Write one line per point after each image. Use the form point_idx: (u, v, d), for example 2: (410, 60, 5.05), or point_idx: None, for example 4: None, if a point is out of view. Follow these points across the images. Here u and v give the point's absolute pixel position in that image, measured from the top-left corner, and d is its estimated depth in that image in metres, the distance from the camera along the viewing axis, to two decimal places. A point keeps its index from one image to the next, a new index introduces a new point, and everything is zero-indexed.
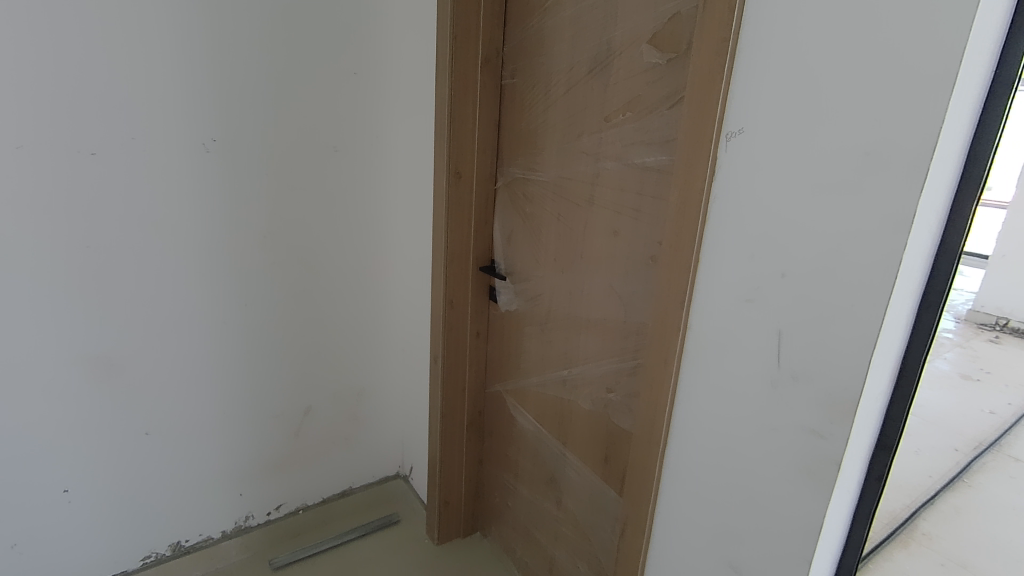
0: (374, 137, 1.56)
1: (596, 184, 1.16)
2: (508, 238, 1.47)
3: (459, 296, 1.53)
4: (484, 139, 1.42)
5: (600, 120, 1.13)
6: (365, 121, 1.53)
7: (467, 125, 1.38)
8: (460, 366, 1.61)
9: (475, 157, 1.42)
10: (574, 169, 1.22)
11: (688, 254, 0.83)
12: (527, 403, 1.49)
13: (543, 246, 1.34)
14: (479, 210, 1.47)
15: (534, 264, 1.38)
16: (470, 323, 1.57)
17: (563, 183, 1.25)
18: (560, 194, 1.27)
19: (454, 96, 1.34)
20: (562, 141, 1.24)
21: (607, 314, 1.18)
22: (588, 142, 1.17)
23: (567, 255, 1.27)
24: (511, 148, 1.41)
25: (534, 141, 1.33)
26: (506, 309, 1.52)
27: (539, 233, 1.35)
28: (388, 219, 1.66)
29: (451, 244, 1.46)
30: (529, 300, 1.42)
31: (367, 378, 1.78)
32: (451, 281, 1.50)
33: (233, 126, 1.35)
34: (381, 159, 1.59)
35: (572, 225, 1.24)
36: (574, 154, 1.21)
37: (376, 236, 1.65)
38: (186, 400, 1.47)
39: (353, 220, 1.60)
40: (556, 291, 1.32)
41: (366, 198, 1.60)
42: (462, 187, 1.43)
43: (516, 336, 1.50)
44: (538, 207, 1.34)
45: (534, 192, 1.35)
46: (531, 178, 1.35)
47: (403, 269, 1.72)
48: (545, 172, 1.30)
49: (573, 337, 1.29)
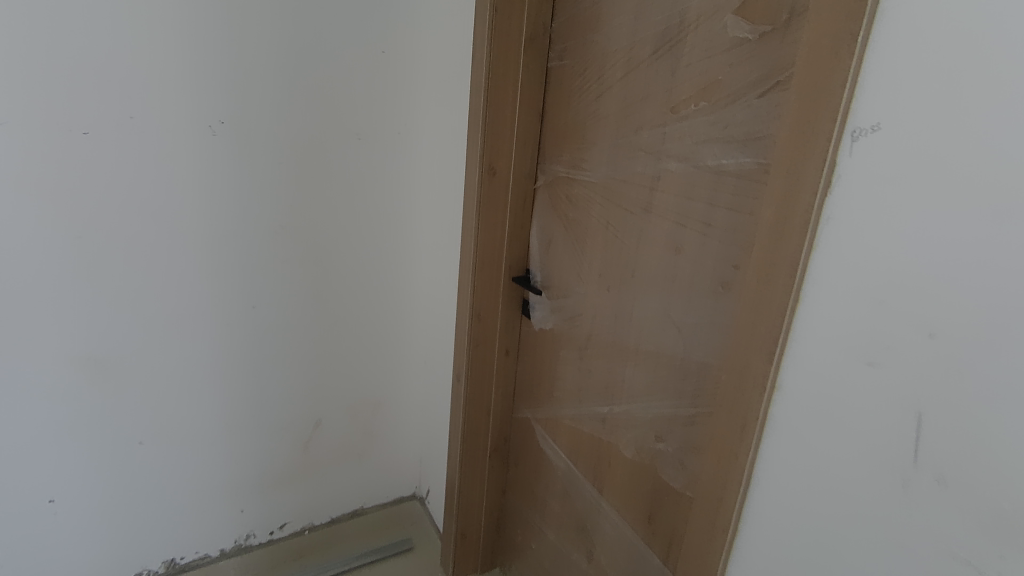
0: (401, 126, 1.39)
1: (655, 190, 0.95)
2: (546, 247, 1.27)
3: (488, 310, 1.35)
4: (524, 130, 1.23)
5: (665, 111, 0.92)
6: (391, 108, 1.37)
7: (505, 114, 1.20)
8: (485, 386, 1.43)
9: (513, 152, 1.23)
10: (628, 171, 1.01)
11: (779, 290, 0.62)
12: (558, 437, 1.30)
13: (588, 261, 1.14)
14: (513, 213, 1.29)
15: (574, 279, 1.18)
16: (499, 338, 1.39)
17: (614, 187, 1.05)
18: (609, 199, 1.07)
19: (492, 80, 1.16)
20: (616, 135, 1.03)
21: (660, 349, 0.98)
22: (648, 138, 0.96)
23: (614, 272, 1.07)
24: (554, 144, 1.22)
25: (583, 136, 1.13)
26: (540, 327, 1.32)
27: (582, 245, 1.15)
28: (414, 218, 1.50)
29: (481, 249, 1.28)
30: (567, 321, 1.22)
31: (384, 390, 1.63)
32: (479, 291, 1.32)
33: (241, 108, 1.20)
34: (408, 150, 1.42)
35: (623, 238, 1.04)
36: (630, 153, 1.00)
37: (399, 237, 1.49)
38: (185, 407, 1.35)
39: (376, 219, 1.44)
40: (599, 314, 1.12)
41: (389, 192, 1.43)
42: (496, 185, 1.24)
43: (549, 360, 1.31)
44: (582, 214, 1.14)
45: (579, 194, 1.15)
46: (576, 179, 1.15)
47: (428, 274, 1.55)
48: (593, 172, 1.10)
49: (617, 372, 1.09)
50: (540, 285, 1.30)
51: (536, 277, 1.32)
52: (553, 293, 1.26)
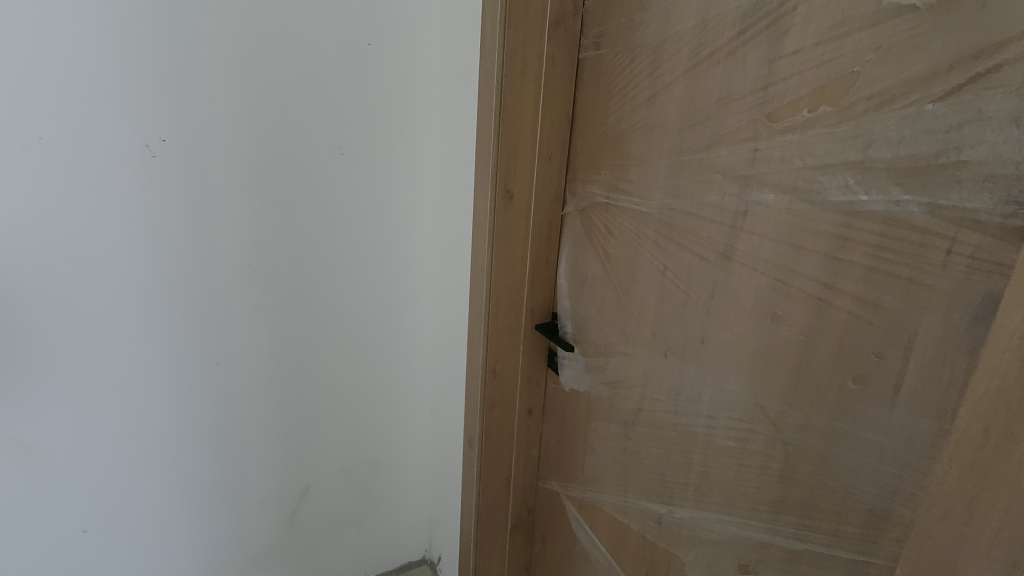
0: (394, 136, 1.13)
1: (733, 231, 0.69)
2: (578, 289, 1.01)
3: (505, 364, 1.09)
4: (548, 141, 0.96)
5: (754, 121, 0.64)
6: (381, 114, 1.11)
7: (523, 122, 0.93)
8: (504, 453, 1.17)
9: (534, 170, 0.97)
10: (693, 202, 0.74)
11: (1021, 459, 0.35)
12: (597, 526, 1.04)
13: (635, 314, 0.87)
14: (535, 247, 1.02)
15: (616, 335, 0.92)
16: (520, 397, 1.13)
17: (672, 223, 0.78)
18: (663, 237, 0.80)
19: (505, 78, 0.89)
20: (674, 151, 0.76)
21: (744, 449, 0.71)
22: (724, 157, 0.69)
23: (673, 335, 0.80)
24: (587, 160, 0.94)
25: (626, 151, 0.85)
26: (571, 387, 1.06)
27: (627, 292, 0.88)
28: (414, 245, 1.24)
29: (495, 291, 1.02)
30: (608, 388, 0.95)
31: (386, 445, 1.39)
32: (494, 342, 1.06)
33: (189, 122, 0.96)
34: (403, 165, 1.16)
35: (686, 291, 0.77)
36: (696, 176, 0.73)
37: (395, 268, 1.24)
38: (138, 482, 1.12)
39: (367, 249, 1.19)
40: (652, 386, 0.86)
41: (384, 217, 1.19)
42: (513, 212, 0.98)
43: (583, 431, 1.04)
44: (626, 253, 0.87)
45: (624, 225, 0.87)
46: (617, 206, 0.88)
47: (434, 309, 1.31)
48: (641, 200, 0.83)
49: (677, 465, 0.83)
50: (572, 336, 1.03)
51: (565, 326, 1.05)
52: (588, 350, 0.99)
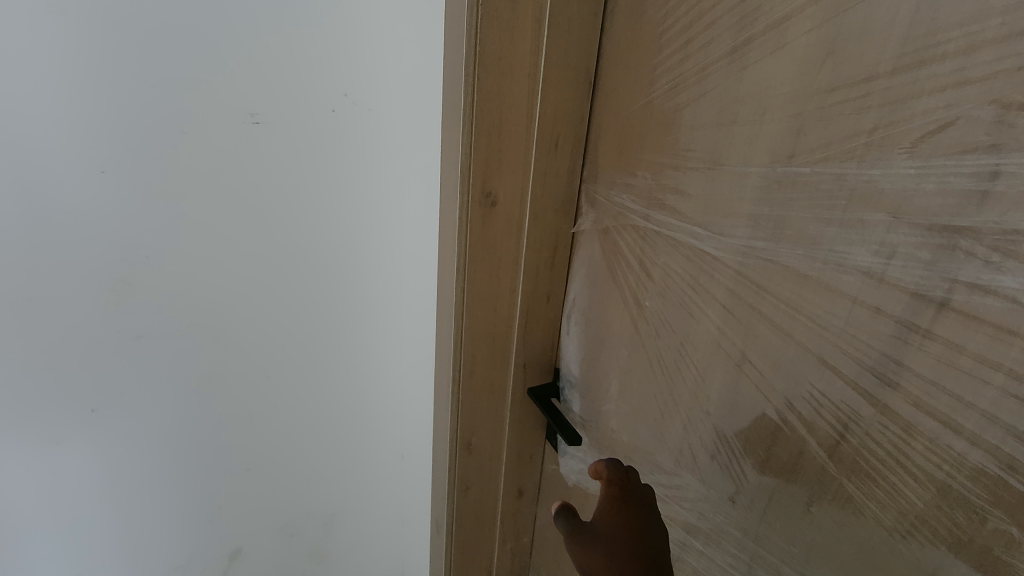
0: (335, 100, 0.78)
1: (906, 332, 0.34)
2: (593, 347, 0.66)
3: (484, 434, 0.77)
4: (554, 118, 0.60)
5: (991, 109, 0.28)
6: (316, 67, 0.76)
7: (513, 84, 0.58)
8: (483, 543, 0.87)
9: (531, 162, 0.62)
10: (809, 255, 0.38)
11: None
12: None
13: (684, 418, 0.53)
14: (530, 279, 0.68)
15: (649, 436, 0.58)
16: (505, 476, 0.81)
17: (762, 284, 0.43)
18: (738, 304, 0.45)
19: (484, 9, 0.54)
20: (775, 153, 0.40)
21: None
22: (895, 182, 0.33)
23: (747, 474, 0.46)
24: (614, 152, 0.59)
25: (682, 144, 0.50)
26: (574, 482, 0.73)
27: (671, 378, 0.54)
28: (378, 253, 0.90)
29: (468, 340, 0.69)
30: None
31: (343, 500, 1.09)
32: (468, 409, 0.74)
33: (13, 74, 0.65)
34: (351, 141, 0.82)
35: (782, 413, 0.42)
36: (821, 208, 0.37)
37: (349, 283, 0.90)
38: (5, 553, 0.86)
39: (306, 258, 0.86)
40: (704, 535, 0.53)
41: (331, 215, 0.84)
42: (496, 227, 0.64)
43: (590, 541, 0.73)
44: (673, 315, 0.52)
45: (670, 268, 0.52)
46: (661, 235, 0.53)
47: (413, 334, 0.98)
48: (708, 233, 0.47)
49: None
50: (582, 411, 0.70)
51: (573, 395, 0.72)
52: (603, 438, 0.66)
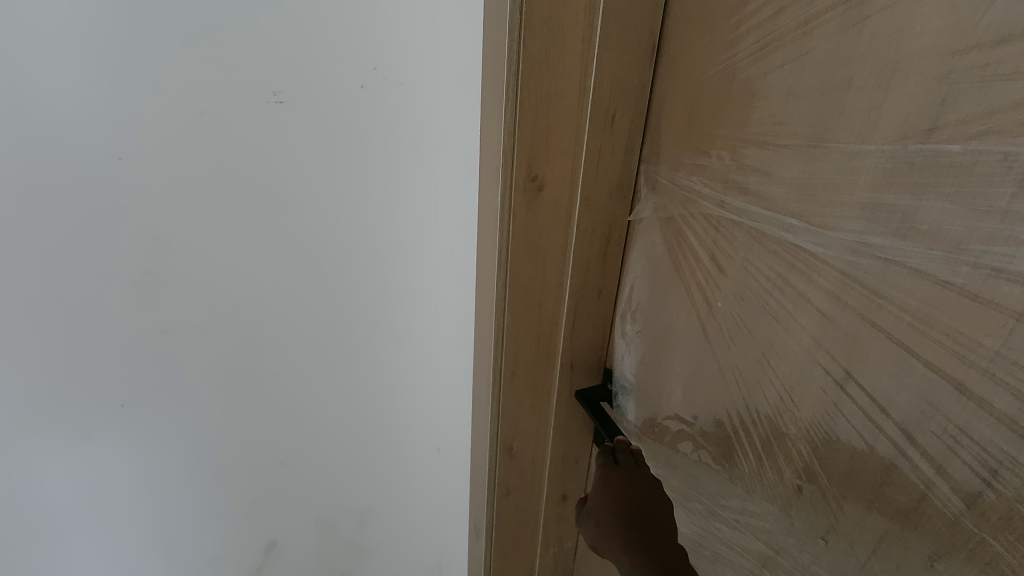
0: (363, 74, 0.72)
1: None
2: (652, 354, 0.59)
3: (527, 439, 0.71)
4: (609, 88, 0.52)
5: None
6: (341, 37, 0.69)
7: (562, 49, 0.50)
8: (525, 550, 0.82)
9: (582, 142, 0.55)
10: (951, 258, 0.29)
11: None
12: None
13: (764, 444, 0.45)
14: (579, 272, 0.61)
15: (721, 453, 0.51)
16: (549, 482, 0.76)
17: (877, 292, 0.34)
18: (840, 315, 0.36)
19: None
20: (907, 127, 0.31)
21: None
22: None
23: (844, 516, 0.38)
24: (682, 127, 0.51)
25: (770, 118, 0.41)
26: None
27: (749, 394, 0.46)
28: (410, 241, 0.83)
29: (509, 340, 0.63)
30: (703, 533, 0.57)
31: (379, 495, 1.05)
32: (509, 413, 0.68)
33: (25, 55, 0.62)
34: (382, 120, 0.75)
35: (888, 455, 0.34)
36: (971, 199, 0.28)
37: (380, 274, 0.84)
38: (45, 546, 0.86)
39: (334, 246, 0.80)
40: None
41: (361, 200, 0.78)
42: (541, 216, 0.57)
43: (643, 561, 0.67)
44: (751, 319, 0.45)
45: (752, 263, 0.44)
46: (740, 226, 0.45)
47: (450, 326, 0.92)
48: (804, 228, 0.39)
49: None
50: (639, 418, 0.63)
51: (627, 398, 0.65)
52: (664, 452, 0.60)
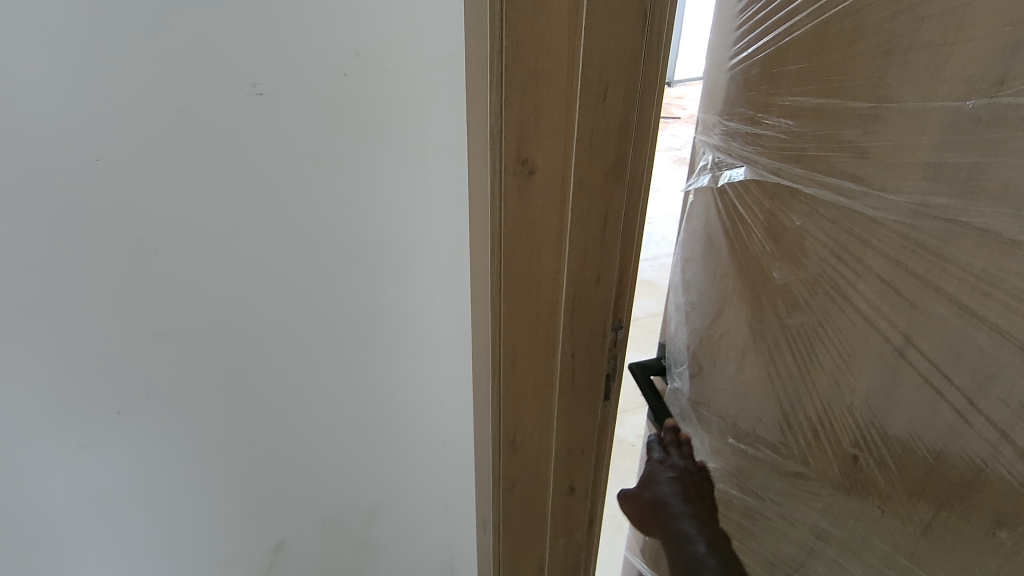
0: (346, 62, 0.68)
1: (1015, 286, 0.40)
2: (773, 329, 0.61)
3: (531, 431, 0.69)
4: (601, 62, 0.50)
5: None
6: (324, 22, 0.65)
7: (551, 21, 0.47)
8: (534, 542, 0.80)
9: (575, 121, 0.52)
10: None
11: None
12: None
13: (807, 372, 0.59)
14: (576, 258, 0.58)
15: (872, 418, 0.53)
16: (555, 473, 0.74)
17: (1012, 240, 0.39)
18: (901, 259, 0.46)
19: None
20: None
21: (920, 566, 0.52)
22: None
23: (907, 408, 0.49)
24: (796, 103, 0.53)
25: (829, 114, 0.50)
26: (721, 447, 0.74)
27: (787, 334, 0.60)
28: (404, 232, 0.81)
29: (507, 330, 0.61)
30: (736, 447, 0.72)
31: (386, 490, 1.04)
32: (511, 404, 0.66)
33: None
34: (368, 109, 0.72)
35: (926, 377, 0.47)
36: None
37: (374, 267, 0.82)
38: (51, 552, 0.85)
39: (327, 243, 0.78)
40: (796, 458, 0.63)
41: (351, 194, 0.76)
42: (535, 201, 0.55)
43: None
44: (912, 284, 0.46)
45: (908, 227, 0.45)
46: (873, 196, 0.48)
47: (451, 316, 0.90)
48: (910, 202, 0.45)
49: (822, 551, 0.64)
50: (752, 386, 0.66)
51: (740, 370, 0.67)
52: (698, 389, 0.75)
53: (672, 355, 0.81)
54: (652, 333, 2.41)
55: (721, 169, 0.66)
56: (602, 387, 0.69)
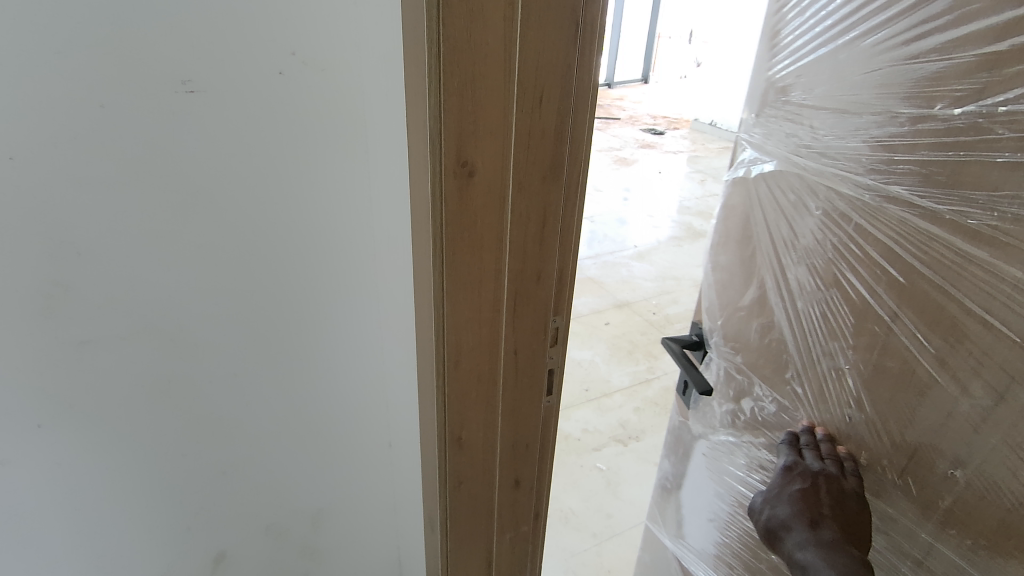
0: (282, 60, 0.67)
1: (960, 272, 0.59)
2: (789, 305, 0.81)
3: (476, 428, 0.71)
4: (535, 68, 0.51)
5: None
6: (258, 20, 0.64)
7: (486, 28, 0.49)
8: (481, 539, 0.82)
9: (513, 126, 0.53)
10: None
11: None
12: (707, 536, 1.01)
13: (824, 337, 0.75)
14: (516, 257, 0.60)
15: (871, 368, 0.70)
16: (502, 469, 0.76)
17: (962, 218, 0.58)
18: (895, 243, 0.65)
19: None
20: None
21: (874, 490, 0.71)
22: None
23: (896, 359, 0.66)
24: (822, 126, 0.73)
25: (860, 131, 0.68)
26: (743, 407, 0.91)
27: (806, 315, 0.78)
28: (344, 232, 0.80)
29: (452, 329, 0.62)
30: (753, 413, 0.89)
31: (331, 495, 1.03)
32: (457, 402, 0.67)
33: None
34: (306, 108, 0.71)
35: (911, 332, 0.65)
36: None
37: (314, 268, 0.81)
38: None
39: (266, 245, 0.76)
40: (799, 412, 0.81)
41: (291, 195, 0.75)
42: (477, 203, 0.56)
43: (707, 446, 0.99)
44: (909, 260, 0.64)
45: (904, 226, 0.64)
46: (881, 196, 0.66)
47: (396, 316, 0.90)
48: (906, 194, 0.63)
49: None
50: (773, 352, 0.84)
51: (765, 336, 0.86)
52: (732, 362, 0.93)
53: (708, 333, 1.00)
54: (595, 330, 2.47)
55: (754, 165, 0.87)
56: (544, 381, 0.71)
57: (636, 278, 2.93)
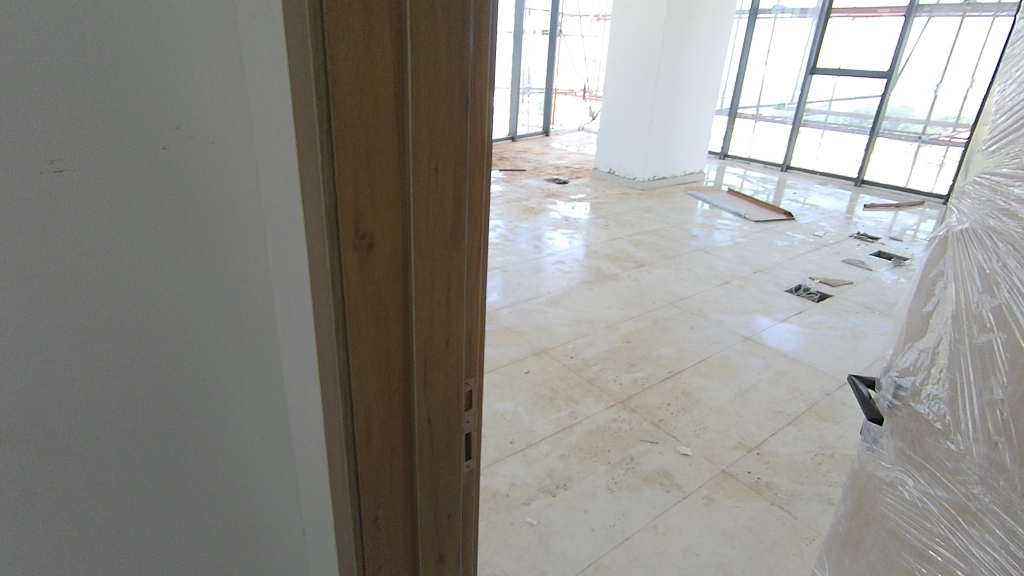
0: (164, 134, 0.64)
1: None
2: (998, 344, 0.66)
3: (392, 505, 0.67)
4: (428, 140, 0.52)
5: None
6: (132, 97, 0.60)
7: (377, 103, 0.49)
8: None
9: (412, 197, 0.53)
10: None
11: None
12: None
13: None
14: (424, 324, 0.59)
15: None
16: (424, 544, 0.72)
17: None
18: None
19: (323, 28, 0.45)
20: None
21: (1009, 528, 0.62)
22: None
23: None
24: None
25: None
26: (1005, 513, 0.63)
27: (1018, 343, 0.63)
28: (241, 308, 0.75)
29: (361, 403, 0.59)
30: (931, 457, 0.76)
31: None
32: (371, 480, 0.63)
33: None
34: (195, 181, 0.67)
35: None
36: None
37: (210, 351, 0.74)
38: None
39: (148, 330, 0.68)
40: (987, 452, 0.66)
41: (173, 274, 0.68)
42: (378, 272, 0.55)
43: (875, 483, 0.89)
44: None
45: None
46: None
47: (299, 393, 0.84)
48: None
49: (956, 529, 0.71)
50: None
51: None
52: (905, 396, 0.85)
53: (889, 379, 0.91)
54: (514, 380, 2.47)
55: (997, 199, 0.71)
56: (461, 445, 0.70)
57: (550, 324, 2.98)
